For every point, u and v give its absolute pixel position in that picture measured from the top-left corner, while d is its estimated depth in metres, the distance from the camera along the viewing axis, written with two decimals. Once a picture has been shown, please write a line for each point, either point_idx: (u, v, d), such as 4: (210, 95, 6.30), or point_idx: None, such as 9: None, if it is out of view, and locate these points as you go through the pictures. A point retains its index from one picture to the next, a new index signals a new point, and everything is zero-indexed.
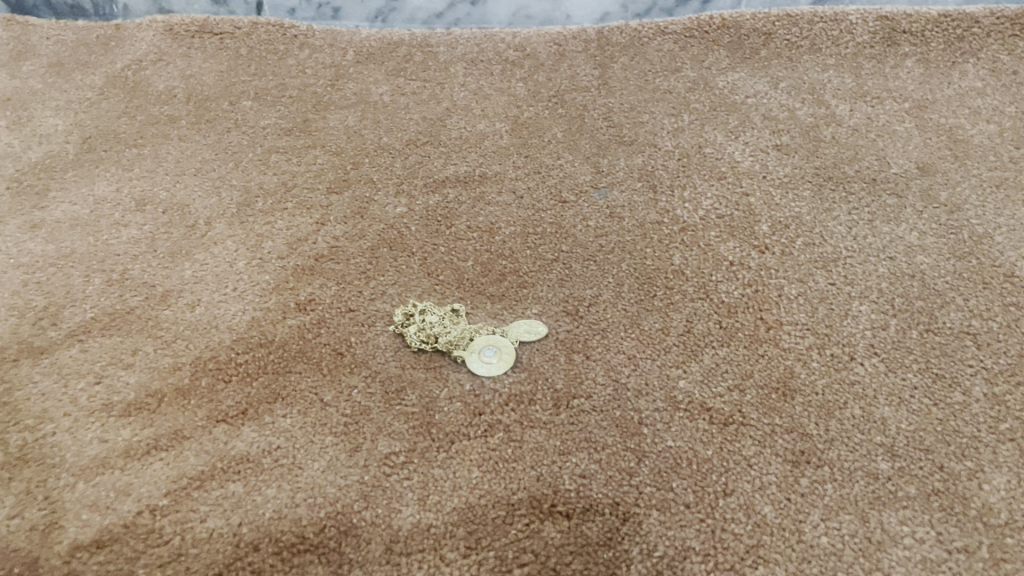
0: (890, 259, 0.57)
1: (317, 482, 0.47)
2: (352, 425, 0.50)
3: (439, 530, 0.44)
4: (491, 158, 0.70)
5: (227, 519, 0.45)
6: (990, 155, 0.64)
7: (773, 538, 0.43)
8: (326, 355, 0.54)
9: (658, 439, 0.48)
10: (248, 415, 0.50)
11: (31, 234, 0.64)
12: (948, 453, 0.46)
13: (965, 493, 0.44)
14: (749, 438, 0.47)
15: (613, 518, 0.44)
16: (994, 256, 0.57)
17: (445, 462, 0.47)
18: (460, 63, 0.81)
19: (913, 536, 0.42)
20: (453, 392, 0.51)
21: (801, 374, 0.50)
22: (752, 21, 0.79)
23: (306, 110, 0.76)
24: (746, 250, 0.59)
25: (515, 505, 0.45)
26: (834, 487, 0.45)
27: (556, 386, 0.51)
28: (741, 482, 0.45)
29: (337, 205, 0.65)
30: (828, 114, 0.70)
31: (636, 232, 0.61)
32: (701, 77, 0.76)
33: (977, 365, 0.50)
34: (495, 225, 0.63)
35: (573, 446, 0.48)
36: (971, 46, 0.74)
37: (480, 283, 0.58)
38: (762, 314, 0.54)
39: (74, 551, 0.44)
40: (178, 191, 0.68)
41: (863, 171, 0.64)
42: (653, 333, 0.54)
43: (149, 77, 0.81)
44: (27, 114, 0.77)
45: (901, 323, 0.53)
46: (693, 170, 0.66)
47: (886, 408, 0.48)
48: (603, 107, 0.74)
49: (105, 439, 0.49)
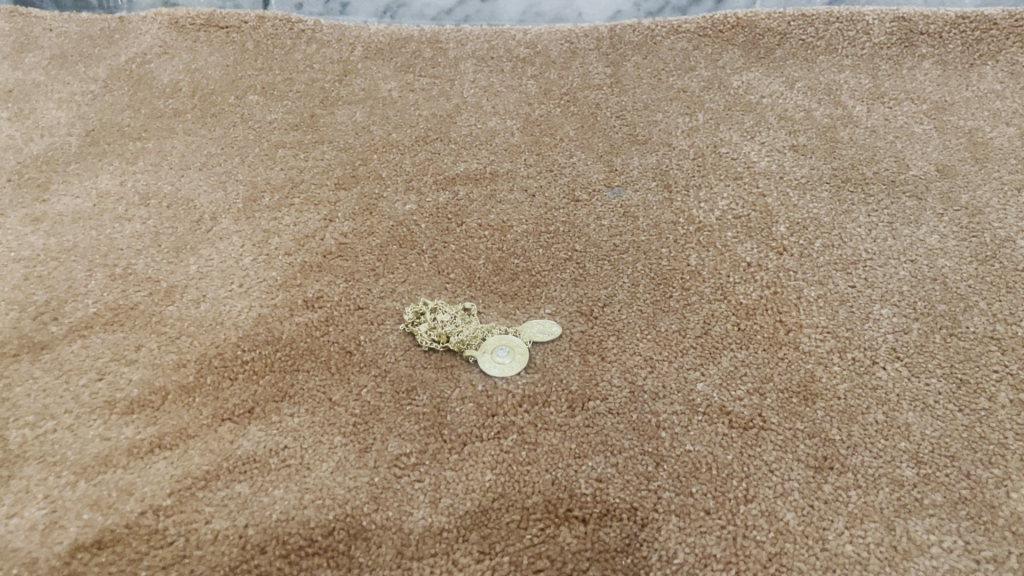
0: (911, 261, 0.56)
1: (325, 483, 0.45)
2: (361, 425, 0.48)
3: (451, 534, 0.43)
4: (503, 156, 0.68)
5: (233, 520, 0.44)
6: (1011, 158, 0.63)
7: (796, 546, 0.41)
8: (334, 354, 0.52)
9: (676, 443, 0.46)
10: (254, 414, 0.49)
11: (32, 227, 0.63)
12: (975, 460, 0.45)
13: (993, 501, 0.43)
14: (769, 443, 0.46)
15: (631, 523, 0.43)
16: (1017, 259, 0.56)
17: (457, 464, 0.46)
18: (470, 60, 0.80)
19: (940, 545, 0.41)
20: (465, 393, 0.50)
21: (822, 378, 0.49)
22: (767, 20, 0.78)
23: (314, 105, 0.75)
24: (764, 251, 0.57)
25: (530, 509, 0.44)
26: (858, 494, 0.44)
27: (571, 387, 0.50)
28: (762, 488, 0.44)
29: (346, 202, 0.64)
30: (845, 115, 0.69)
31: (651, 232, 0.60)
32: (716, 76, 0.74)
33: (1003, 370, 0.49)
34: (507, 223, 0.62)
35: (588, 449, 0.46)
36: (989, 48, 0.73)
37: (492, 281, 0.57)
38: (781, 317, 0.53)
39: (75, 552, 0.42)
40: (183, 186, 0.66)
41: (881, 173, 0.63)
42: (669, 334, 0.53)
43: (154, 70, 0.80)
44: (30, 106, 0.76)
45: (923, 327, 0.52)
46: (709, 170, 0.65)
47: (910, 414, 0.47)
48: (616, 106, 0.73)
49: (107, 437, 0.48)
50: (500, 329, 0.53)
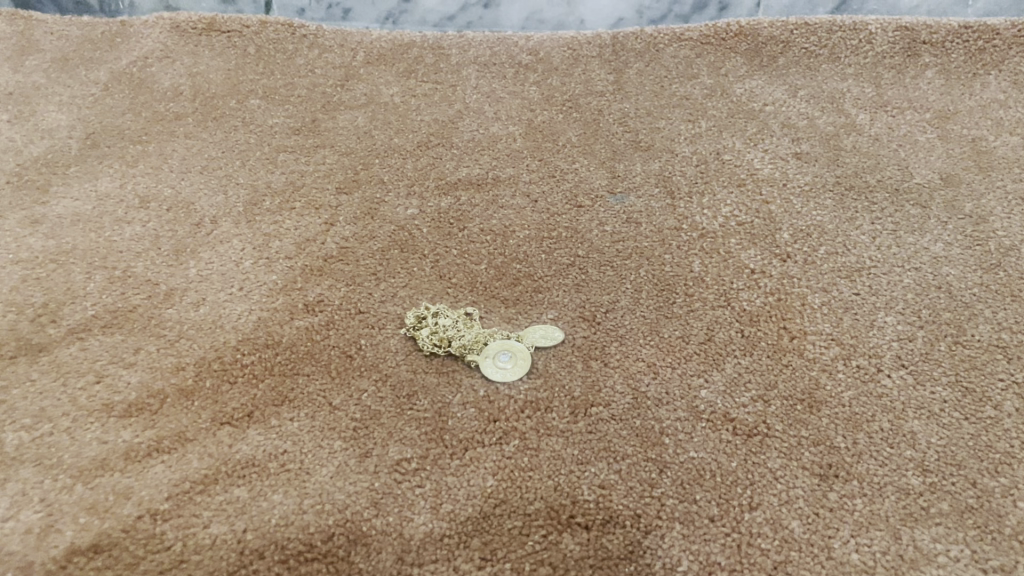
0: (916, 269, 0.56)
1: (325, 488, 0.45)
2: (361, 430, 0.48)
3: (453, 540, 0.42)
4: (505, 162, 0.68)
5: (231, 525, 0.43)
6: (1015, 167, 0.63)
7: (801, 554, 0.41)
8: (335, 358, 0.52)
9: (680, 450, 0.46)
10: (253, 418, 0.49)
11: (31, 229, 0.62)
12: (981, 469, 0.44)
13: (1000, 511, 0.42)
14: (774, 450, 0.46)
15: (634, 530, 0.42)
16: (1021, 268, 0.55)
17: (459, 470, 0.46)
18: (472, 66, 0.79)
19: (947, 555, 0.41)
20: (466, 398, 0.50)
21: (827, 386, 0.49)
22: (770, 29, 0.78)
23: (315, 109, 0.75)
24: (767, 258, 0.57)
25: (532, 515, 0.43)
26: (864, 502, 0.43)
27: (574, 393, 0.49)
28: (767, 496, 0.44)
29: (347, 206, 0.64)
30: (848, 123, 0.69)
31: (654, 238, 0.60)
32: (718, 83, 0.74)
33: (1008, 379, 0.49)
34: (509, 229, 0.62)
35: (591, 455, 0.46)
36: (992, 58, 0.73)
37: (494, 287, 0.57)
38: (785, 323, 0.53)
39: (71, 556, 0.42)
40: (184, 189, 0.66)
41: (885, 181, 0.63)
42: (673, 341, 0.52)
43: (155, 74, 0.80)
44: (30, 109, 0.76)
45: (928, 335, 0.51)
46: (712, 177, 0.65)
47: (915, 422, 0.47)
48: (618, 112, 0.72)
49: (105, 440, 0.47)
50: (501, 334, 0.53)
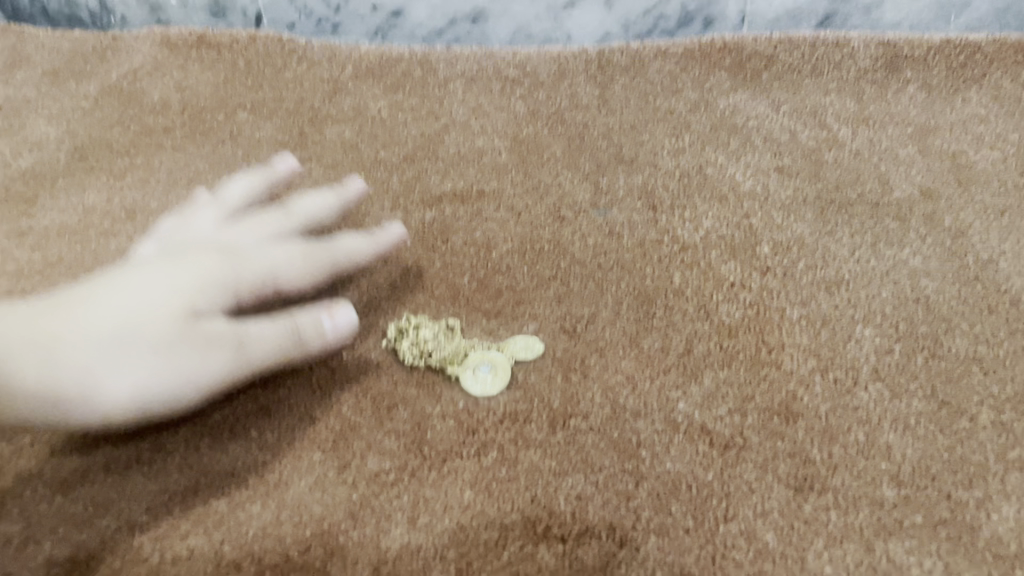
0: (894, 282, 0.56)
1: (303, 499, 0.45)
2: (341, 441, 0.48)
3: (429, 552, 0.43)
4: (489, 175, 0.69)
5: (209, 537, 0.43)
6: (994, 182, 0.64)
7: (775, 566, 0.41)
8: (316, 370, 0.52)
9: (656, 462, 0.46)
10: (234, 430, 0.49)
11: (17, 242, 0.63)
12: (955, 481, 0.45)
13: (973, 523, 0.43)
14: (750, 462, 0.46)
15: (609, 542, 0.43)
16: (999, 281, 0.56)
17: (436, 482, 0.46)
18: (459, 81, 0.80)
19: (919, 567, 0.41)
20: (446, 410, 0.50)
21: (804, 398, 0.49)
22: (754, 44, 0.79)
23: (303, 123, 0.75)
24: (747, 271, 0.58)
25: (508, 527, 0.44)
26: (839, 514, 0.43)
27: (553, 405, 0.50)
28: (743, 508, 0.44)
29: (332, 219, 0.64)
30: (830, 137, 0.69)
31: (636, 251, 0.60)
32: (702, 98, 0.75)
33: (984, 392, 0.49)
34: (492, 241, 0.62)
35: (568, 467, 0.46)
36: (973, 73, 0.74)
37: (476, 299, 0.57)
38: (764, 336, 0.53)
39: (49, 568, 0.42)
40: (170, 202, 0.66)
41: (865, 195, 0.63)
42: (652, 353, 0.53)
43: (144, 87, 0.80)
44: (19, 122, 0.76)
45: (905, 348, 0.52)
46: (695, 191, 0.65)
47: (891, 434, 0.47)
48: (603, 127, 0.73)
49: (86, 452, 0.47)
50: (482, 345, 0.53)
